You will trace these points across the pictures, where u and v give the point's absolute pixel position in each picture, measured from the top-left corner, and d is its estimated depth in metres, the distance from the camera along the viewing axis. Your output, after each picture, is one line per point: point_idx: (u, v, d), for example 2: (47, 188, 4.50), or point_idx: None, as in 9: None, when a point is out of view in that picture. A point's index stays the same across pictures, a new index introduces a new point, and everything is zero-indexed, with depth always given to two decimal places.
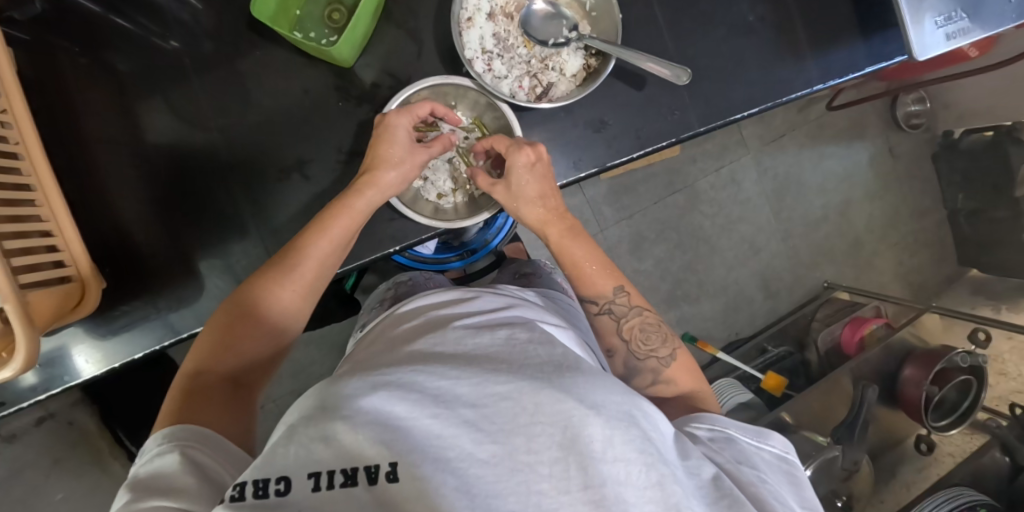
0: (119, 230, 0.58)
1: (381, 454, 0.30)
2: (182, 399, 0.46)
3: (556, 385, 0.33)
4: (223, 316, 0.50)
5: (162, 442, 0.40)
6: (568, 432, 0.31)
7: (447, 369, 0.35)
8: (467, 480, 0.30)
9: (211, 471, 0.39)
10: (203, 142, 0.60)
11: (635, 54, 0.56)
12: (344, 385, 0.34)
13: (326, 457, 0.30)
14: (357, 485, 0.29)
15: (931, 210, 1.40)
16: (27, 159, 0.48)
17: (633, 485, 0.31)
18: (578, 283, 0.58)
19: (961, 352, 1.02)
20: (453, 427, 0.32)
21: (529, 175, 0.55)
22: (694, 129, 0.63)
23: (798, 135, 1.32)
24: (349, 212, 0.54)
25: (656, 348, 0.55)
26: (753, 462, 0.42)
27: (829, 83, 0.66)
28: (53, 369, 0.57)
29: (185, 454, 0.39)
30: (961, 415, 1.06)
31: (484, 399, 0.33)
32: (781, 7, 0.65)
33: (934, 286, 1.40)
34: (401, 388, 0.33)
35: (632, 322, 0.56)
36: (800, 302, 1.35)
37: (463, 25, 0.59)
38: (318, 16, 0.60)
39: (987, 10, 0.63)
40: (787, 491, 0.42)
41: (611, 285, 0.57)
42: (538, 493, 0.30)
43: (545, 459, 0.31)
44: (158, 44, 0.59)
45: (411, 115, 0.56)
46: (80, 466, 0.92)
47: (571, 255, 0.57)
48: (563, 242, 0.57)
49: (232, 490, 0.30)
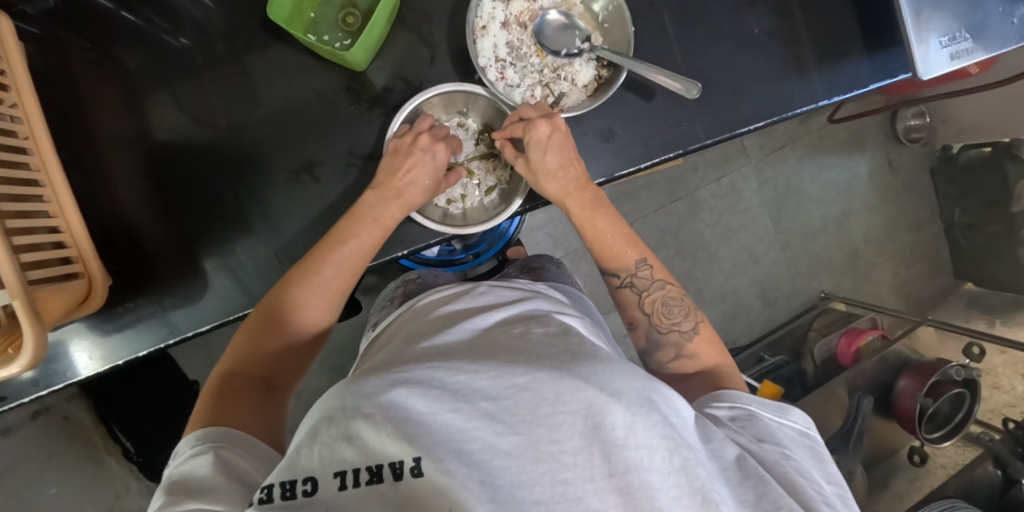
0: (126, 227, 0.58)
1: (403, 449, 0.30)
2: (216, 398, 0.47)
3: (574, 374, 0.34)
4: (258, 320, 0.51)
5: (197, 442, 0.41)
6: (590, 420, 0.32)
7: (465, 364, 0.36)
8: (493, 472, 0.30)
9: (241, 471, 0.40)
10: (212, 140, 0.60)
11: (646, 66, 0.56)
12: (365, 382, 0.34)
13: (352, 456, 0.31)
14: (382, 482, 0.30)
15: (927, 223, 1.42)
16: (36, 153, 0.48)
17: (657, 471, 0.31)
18: (601, 255, 0.58)
19: (955, 364, 1.05)
20: (474, 419, 0.32)
21: (553, 147, 0.56)
22: (701, 140, 0.64)
23: (799, 146, 1.33)
24: (375, 220, 0.55)
25: (678, 322, 0.55)
26: (777, 438, 0.43)
27: (835, 98, 0.67)
28: (55, 365, 0.57)
29: (218, 455, 0.40)
30: (956, 426, 1.07)
31: (505, 391, 0.33)
32: (790, 22, 0.66)
33: (928, 298, 1.41)
34: (422, 384, 0.34)
35: (654, 296, 0.56)
36: (797, 311, 1.36)
37: (478, 32, 0.59)
38: (332, 19, 0.60)
39: (990, 31, 0.64)
40: (812, 467, 0.42)
41: (636, 256, 0.57)
42: (563, 481, 0.30)
43: (568, 448, 0.31)
44: (169, 42, 0.59)
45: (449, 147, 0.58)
46: (75, 460, 0.92)
47: (596, 230, 0.58)
48: (584, 216, 0.57)
49: (261, 492, 0.31)
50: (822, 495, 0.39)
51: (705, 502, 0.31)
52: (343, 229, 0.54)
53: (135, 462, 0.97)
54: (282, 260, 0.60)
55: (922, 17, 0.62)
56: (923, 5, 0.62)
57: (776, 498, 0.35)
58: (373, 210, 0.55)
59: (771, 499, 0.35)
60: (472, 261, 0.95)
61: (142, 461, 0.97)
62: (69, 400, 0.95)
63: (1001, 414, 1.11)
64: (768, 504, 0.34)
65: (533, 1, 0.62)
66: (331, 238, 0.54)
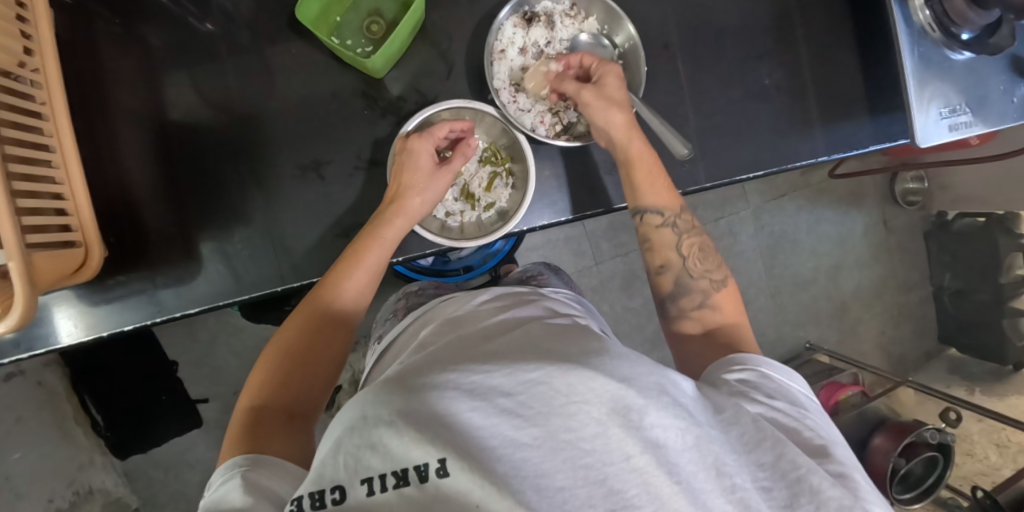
0: (129, 202, 0.59)
1: (427, 452, 0.30)
2: (241, 428, 0.46)
3: (585, 365, 0.34)
4: (276, 349, 0.51)
5: (229, 468, 0.40)
6: (605, 407, 0.32)
7: (479, 365, 0.36)
8: (516, 464, 0.30)
9: (270, 489, 0.38)
10: (225, 127, 0.61)
11: (649, 112, 0.58)
12: (386, 392, 0.35)
13: (377, 463, 0.31)
14: (408, 485, 0.30)
15: (916, 285, 1.44)
16: (51, 119, 0.48)
17: (673, 448, 0.32)
18: (644, 190, 0.57)
19: (931, 428, 1.06)
20: (493, 416, 0.32)
21: (617, 85, 0.59)
22: (700, 183, 0.65)
23: (798, 197, 1.36)
24: (379, 241, 0.56)
25: (710, 271, 0.56)
26: (791, 398, 0.44)
27: (834, 155, 0.68)
28: (38, 329, 0.57)
29: (245, 479, 0.39)
30: (926, 488, 1.09)
31: (520, 386, 0.34)
32: (798, 77, 0.68)
33: (911, 360, 1.43)
34: (442, 386, 0.34)
35: (692, 240, 0.57)
36: (781, 359, 1.36)
37: (495, 55, 0.61)
38: (356, 25, 0.62)
39: (990, 106, 0.66)
40: (824, 423, 0.43)
41: (674, 200, 0.58)
42: (585, 467, 0.31)
43: (585, 435, 0.31)
44: (195, 26, 0.61)
45: (430, 138, 0.58)
46: (43, 428, 0.91)
47: (648, 166, 0.57)
48: (642, 152, 0.57)
49: (291, 506, 0.32)
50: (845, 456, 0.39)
51: (720, 475, 0.32)
52: (352, 250, 0.55)
53: (104, 436, 1.00)
54: (277, 254, 0.61)
55: (924, 87, 0.64)
56: (927, 75, 0.64)
57: (795, 458, 0.35)
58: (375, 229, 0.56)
59: (790, 459, 0.35)
60: (464, 275, 0.95)
61: (112, 436, 1.00)
62: (45, 366, 0.94)
63: (972, 481, 1.14)
64: (788, 465, 0.34)
65: (551, 30, 0.64)
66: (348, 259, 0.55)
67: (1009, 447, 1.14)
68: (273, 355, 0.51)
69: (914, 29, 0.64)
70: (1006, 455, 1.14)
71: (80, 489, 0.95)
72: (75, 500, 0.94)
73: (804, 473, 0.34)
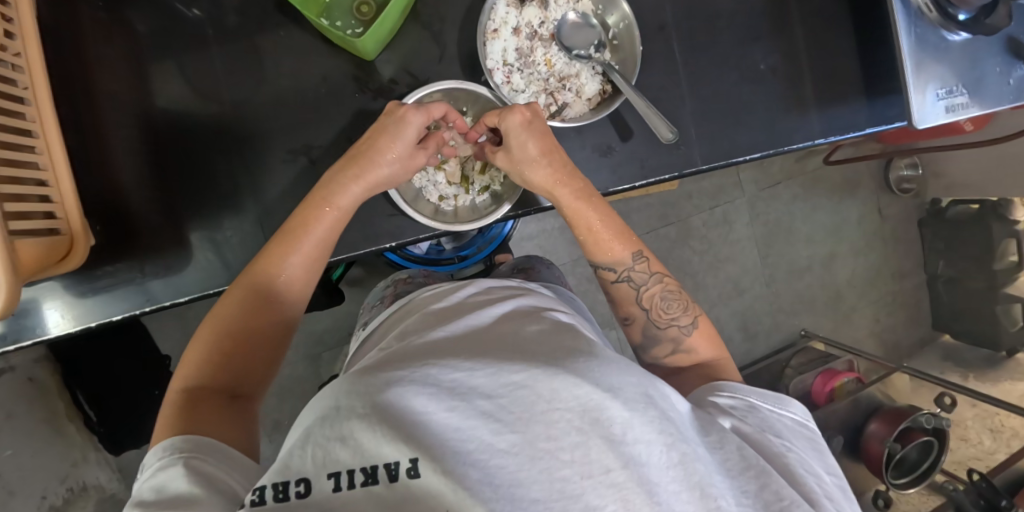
0: (115, 190, 0.57)
1: (399, 450, 0.30)
2: (177, 412, 0.45)
3: (571, 370, 0.34)
4: (212, 330, 0.50)
5: (165, 454, 0.39)
6: (587, 416, 0.32)
7: (461, 362, 0.35)
8: (489, 471, 0.30)
9: (219, 481, 0.38)
10: (212, 113, 0.60)
11: (637, 95, 0.58)
12: (362, 380, 0.34)
13: (346, 457, 0.30)
14: (377, 483, 0.30)
15: (910, 272, 1.44)
16: (34, 104, 0.47)
17: (656, 465, 0.32)
18: (594, 249, 0.58)
19: (926, 412, 1.07)
20: (470, 418, 0.32)
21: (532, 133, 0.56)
22: (697, 165, 0.65)
23: (793, 185, 1.35)
24: (331, 207, 0.54)
25: (677, 317, 0.56)
26: (776, 430, 0.44)
27: (831, 137, 0.68)
28: (25, 321, 0.56)
29: (189, 465, 0.38)
30: (921, 474, 1.10)
31: (503, 389, 0.33)
32: (795, 60, 0.68)
33: (905, 347, 1.44)
34: (419, 382, 0.33)
35: (653, 290, 0.57)
36: (778, 347, 1.37)
37: (488, 35, 0.60)
38: (347, 6, 0.61)
39: (988, 88, 0.66)
40: (811, 456, 0.43)
41: (630, 250, 0.57)
42: (562, 479, 0.30)
43: (565, 445, 0.31)
44: (181, 11, 0.60)
45: (424, 112, 0.55)
46: (34, 424, 0.89)
47: (587, 221, 0.57)
48: (577, 205, 0.57)
49: (253, 494, 0.31)
50: (822, 487, 0.40)
51: (704, 495, 0.33)
52: (299, 223, 0.53)
53: (95, 428, 1.00)
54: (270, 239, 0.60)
55: (922, 70, 0.64)
56: (923, 58, 0.64)
57: (779, 489, 0.36)
58: (325, 191, 0.54)
59: (773, 490, 0.36)
60: (459, 263, 0.95)
61: (104, 431, 1.02)
62: (36, 362, 0.93)
63: (966, 466, 1.15)
64: (771, 495, 0.36)
65: (546, 10, 0.63)
66: (287, 230, 0.53)
67: (1002, 432, 1.17)
68: (212, 324, 0.50)
69: (911, 9, 0.63)
70: (1000, 440, 1.17)
71: (74, 486, 0.94)
72: (70, 496, 0.92)
73: (789, 505, 0.35)
